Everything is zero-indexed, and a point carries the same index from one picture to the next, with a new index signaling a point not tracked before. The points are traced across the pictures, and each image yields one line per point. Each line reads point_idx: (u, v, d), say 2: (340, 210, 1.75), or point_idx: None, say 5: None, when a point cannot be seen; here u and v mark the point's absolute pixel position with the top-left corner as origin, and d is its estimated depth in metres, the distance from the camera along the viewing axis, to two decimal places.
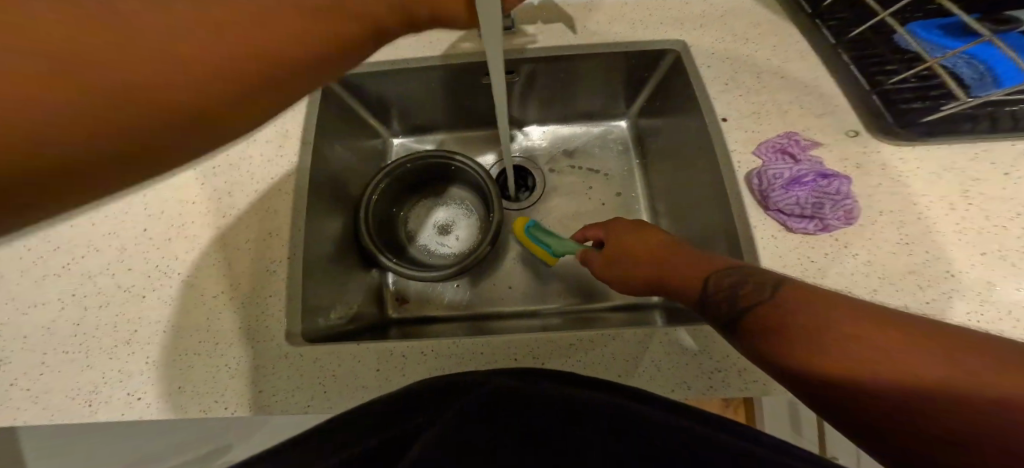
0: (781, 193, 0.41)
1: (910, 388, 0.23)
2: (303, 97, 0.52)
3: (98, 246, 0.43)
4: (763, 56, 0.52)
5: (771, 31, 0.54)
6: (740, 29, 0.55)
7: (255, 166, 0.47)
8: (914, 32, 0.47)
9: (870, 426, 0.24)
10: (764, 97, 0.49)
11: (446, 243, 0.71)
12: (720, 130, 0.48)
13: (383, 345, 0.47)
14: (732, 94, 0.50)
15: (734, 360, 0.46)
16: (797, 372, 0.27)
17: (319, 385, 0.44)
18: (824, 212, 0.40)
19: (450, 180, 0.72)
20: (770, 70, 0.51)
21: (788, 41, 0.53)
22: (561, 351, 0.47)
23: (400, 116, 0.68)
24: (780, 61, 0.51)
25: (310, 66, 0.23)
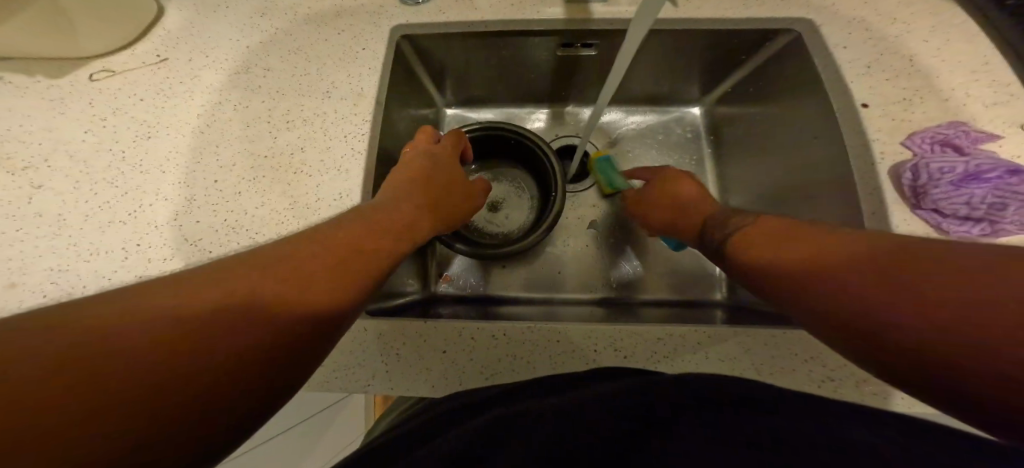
0: (951, 190, 0.37)
1: (900, 318, 0.21)
2: (379, 56, 0.48)
3: (167, 195, 0.41)
4: (919, 38, 0.46)
5: (924, 9, 0.48)
6: (884, 7, 0.48)
7: (331, 123, 0.45)
8: None
9: (908, 370, 0.22)
10: (918, 82, 0.44)
11: (495, 221, 0.68)
12: (861, 119, 0.44)
13: (450, 325, 0.42)
14: (875, 79, 0.45)
15: (852, 368, 0.40)
16: (807, 312, 0.27)
17: (383, 363, 0.41)
18: (1001, 215, 0.36)
19: (507, 156, 0.68)
20: (925, 52, 0.46)
21: (927, 23, 0.47)
22: (648, 345, 0.42)
23: (456, 84, 0.65)
24: (929, 44, 0.46)
25: (347, 255, 0.31)
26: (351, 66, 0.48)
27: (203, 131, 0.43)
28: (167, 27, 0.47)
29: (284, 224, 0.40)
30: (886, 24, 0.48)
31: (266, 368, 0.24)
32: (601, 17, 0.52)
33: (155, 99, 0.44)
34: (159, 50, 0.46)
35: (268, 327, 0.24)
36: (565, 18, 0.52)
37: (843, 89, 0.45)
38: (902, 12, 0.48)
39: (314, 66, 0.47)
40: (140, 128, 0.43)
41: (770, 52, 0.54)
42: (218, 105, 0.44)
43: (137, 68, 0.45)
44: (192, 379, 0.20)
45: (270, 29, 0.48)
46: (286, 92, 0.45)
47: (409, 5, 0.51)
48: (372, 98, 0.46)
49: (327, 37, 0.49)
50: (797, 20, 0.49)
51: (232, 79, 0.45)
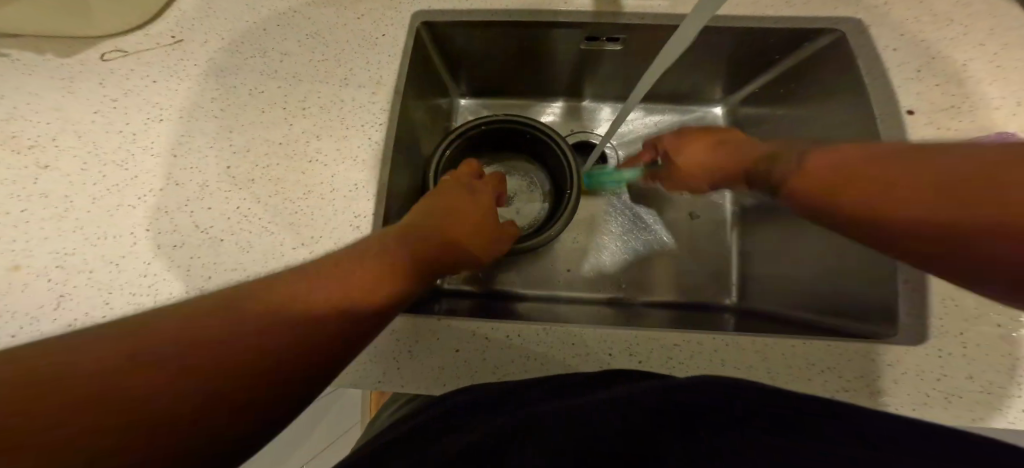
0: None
1: (951, 231, 0.22)
2: (400, 42, 0.47)
3: (179, 180, 0.39)
4: (971, 42, 0.44)
5: (980, 11, 0.45)
6: (939, 7, 0.46)
7: (347, 111, 0.43)
8: None
9: (953, 265, 0.24)
10: (969, 89, 0.42)
11: (507, 216, 0.66)
12: (906, 125, 0.42)
13: (463, 322, 0.41)
14: (925, 84, 0.43)
15: (870, 383, 0.38)
16: (850, 219, 0.28)
17: (391, 359, 0.40)
18: None
19: (523, 151, 0.67)
20: (976, 58, 0.43)
21: (984, 27, 0.45)
22: (663, 351, 0.40)
23: (471, 75, 0.63)
24: (981, 50, 0.44)
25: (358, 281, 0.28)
26: (371, 53, 0.46)
27: (216, 116, 0.42)
28: (181, 6, 0.45)
29: (297, 214, 0.39)
30: (938, 26, 0.45)
31: (253, 392, 0.21)
32: (632, 10, 0.50)
33: (167, 81, 0.42)
34: (173, 31, 0.44)
35: (261, 348, 0.22)
36: (595, 10, 0.50)
37: (886, 93, 0.43)
38: (957, 14, 0.45)
39: (332, 52, 0.46)
40: (152, 110, 0.41)
41: (809, 52, 0.51)
42: (233, 90, 0.43)
43: (150, 48, 0.43)
44: (172, 395, 0.19)
45: (287, 11, 0.47)
46: (303, 77, 0.44)
47: None
48: (392, 86, 0.45)
49: (347, 21, 0.47)
50: (840, 19, 0.47)
51: (248, 62, 0.44)
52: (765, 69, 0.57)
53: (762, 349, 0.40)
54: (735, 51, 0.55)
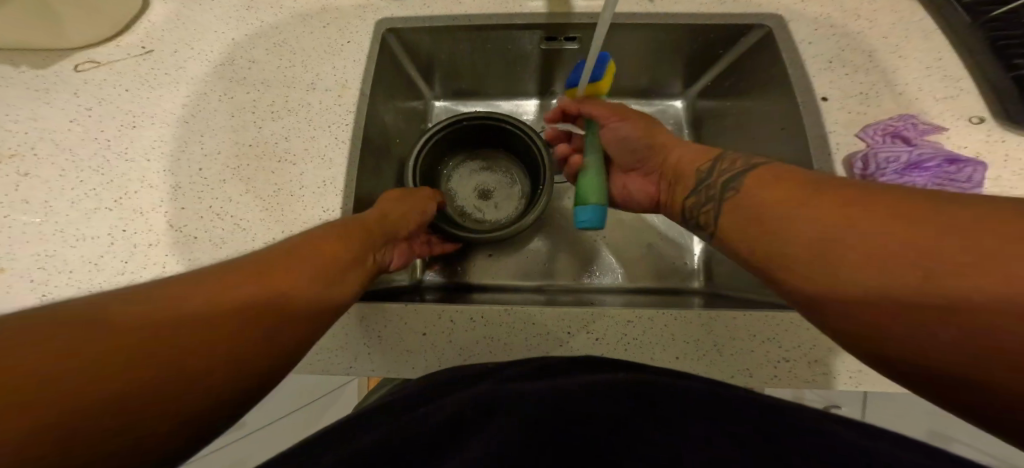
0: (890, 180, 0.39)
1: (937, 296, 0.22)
2: (363, 48, 0.49)
3: (153, 182, 0.42)
4: (877, 34, 0.49)
5: (888, 7, 0.50)
6: (849, 4, 0.51)
7: (315, 113, 0.46)
8: None
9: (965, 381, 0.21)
10: (876, 77, 0.47)
11: (484, 210, 0.68)
12: (821, 110, 0.46)
13: (431, 308, 0.44)
14: (836, 73, 0.47)
15: (804, 351, 0.41)
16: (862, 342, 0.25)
17: (362, 345, 0.42)
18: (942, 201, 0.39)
19: (500, 146, 0.68)
20: (884, 49, 0.48)
21: (890, 21, 0.49)
22: (618, 329, 0.43)
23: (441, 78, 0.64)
24: (892, 41, 0.48)
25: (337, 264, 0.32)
26: (337, 59, 0.48)
27: (189, 121, 0.44)
28: (153, 19, 0.48)
29: (268, 211, 0.41)
30: (849, 21, 0.50)
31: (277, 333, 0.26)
32: (581, 11, 0.53)
33: (139, 89, 0.45)
34: (146, 43, 0.47)
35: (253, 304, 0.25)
36: (547, 13, 0.53)
37: (807, 82, 0.47)
38: (864, 11, 0.50)
39: (298, 58, 0.48)
40: (126, 118, 0.44)
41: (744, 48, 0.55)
42: (205, 96, 0.45)
43: (123, 58, 0.46)
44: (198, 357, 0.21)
45: (256, 21, 0.49)
46: (272, 83, 0.46)
47: None
48: (356, 89, 0.47)
49: (313, 30, 0.50)
50: (767, 16, 0.51)
51: (217, 71, 0.46)
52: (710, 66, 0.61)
53: (710, 324, 0.42)
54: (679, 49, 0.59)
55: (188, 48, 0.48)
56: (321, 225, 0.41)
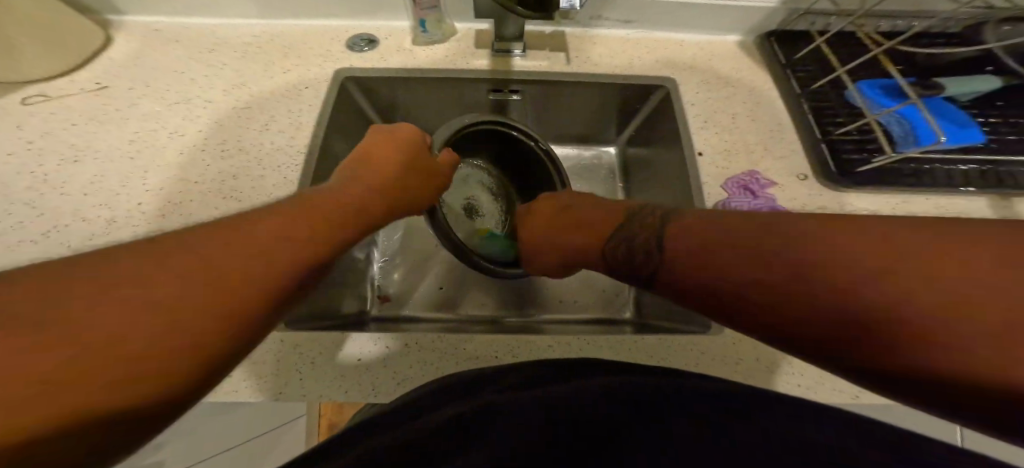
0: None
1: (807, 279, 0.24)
2: (320, 94, 0.53)
3: (86, 216, 0.41)
4: (758, 101, 0.59)
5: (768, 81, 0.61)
6: (724, 72, 0.62)
7: (266, 153, 0.48)
8: (861, 90, 0.54)
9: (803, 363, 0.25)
10: (754, 137, 0.56)
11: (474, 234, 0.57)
12: (699, 164, 0.54)
13: (369, 335, 0.46)
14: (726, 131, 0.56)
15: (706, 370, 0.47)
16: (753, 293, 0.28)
17: (295, 373, 0.43)
18: None
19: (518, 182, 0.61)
20: (763, 114, 0.58)
21: (769, 89, 0.60)
22: (544, 352, 0.47)
23: None
24: (769, 107, 0.58)
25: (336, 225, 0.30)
26: (294, 102, 0.52)
27: (135, 156, 0.45)
28: (113, 57, 0.51)
29: None
30: (737, 90, 0.60)
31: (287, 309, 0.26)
32: (521, 69, 0.60)
33: (86, 124, 0.46)
34: (99, 78, 0.49)
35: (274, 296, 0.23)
36: (490, 68, 0.60)
37: (703, 138, 0.56)
38: (749, 82, 0.61)
39: (255, 100, 0.51)
40: (67, 152, 0.44)
41: (653, 105, 0.63)
42: (154, 132, 0.47)
43: (74, 93, 0.47)
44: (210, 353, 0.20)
45: (216, 63, 0.53)
46: (226, 123, 0.49)
47: (355, 51, 0.58)
48: (310, 130, 0.50)
49: (273, 74, 0.53)
50: (664, 79, 0.61)
51: (171, 109, 0.48)
52: (633, 115, 0.68)
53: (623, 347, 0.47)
54: (604, 102, 0.66)
55: (144, 87, 0.50)
56: None
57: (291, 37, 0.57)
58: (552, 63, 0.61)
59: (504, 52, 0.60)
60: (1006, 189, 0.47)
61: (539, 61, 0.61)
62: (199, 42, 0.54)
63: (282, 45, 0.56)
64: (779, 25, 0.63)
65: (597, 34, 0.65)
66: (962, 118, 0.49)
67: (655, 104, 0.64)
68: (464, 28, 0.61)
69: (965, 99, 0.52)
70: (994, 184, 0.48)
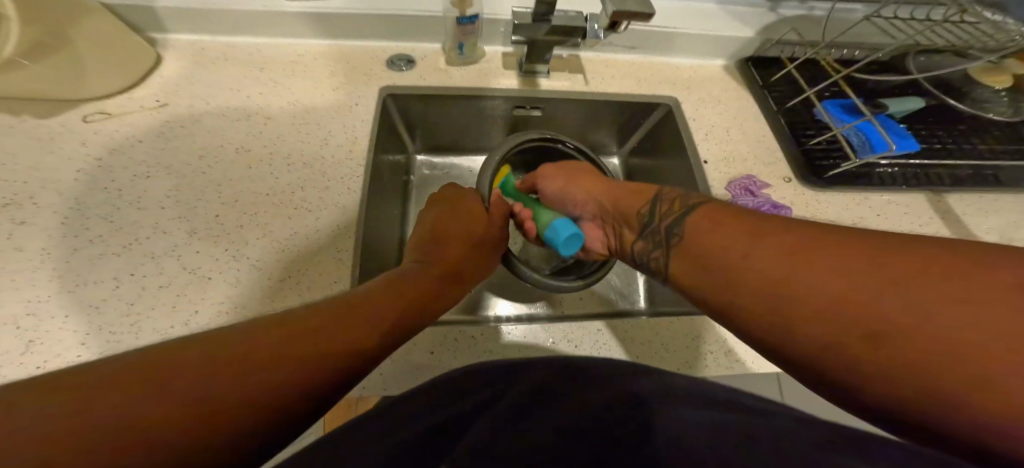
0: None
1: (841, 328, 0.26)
2: (372, 110, 0.57)
3: (166, 228, 0.44)
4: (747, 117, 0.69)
5: None
6: (716, 93, 0.69)
7: (329, 166, 0.51)
8: (826, 108, 0.62)
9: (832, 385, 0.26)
10: (747, 146, 0.63)
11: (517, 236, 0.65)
12: (705, 171, 0.61)
13: (436, 330, 0.51)
14: (726, 140, 0.64)
15: (726, 345, 0.54)
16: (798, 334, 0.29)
17: (376, 367, 0.48)
18: None
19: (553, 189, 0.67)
20: None
21: None
22: (592, 336, 0.53)
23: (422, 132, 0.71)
24: None
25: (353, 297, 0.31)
26: (347, 118, 0.55)
27: (204, 172, 0.47)
28: (164, 74, 0.52)
29: (285, 252, 0.44)
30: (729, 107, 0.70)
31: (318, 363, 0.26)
32: (547, 88, 0.67)
33: (153, 141, 0.48)
34: (158, 96, 0.50)
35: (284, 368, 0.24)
36: (519, 89, 0.66)
37: (707, 147, 0.64)
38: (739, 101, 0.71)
39: (311, 116, 0.54)
40: (138, 168, 0.46)
41: (656, 119, 0.71)
42: (219, 148, 0.49)
43: (134, 110, 0.49)
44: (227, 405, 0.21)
45: (268, 81, 0.55)
46: (287, 138, 0.51)
47: (398, 71, 0.62)
48: (366, 145, 0.54)
49: (323, 91, 0.56)
50: (662, 96, 0.69)
51: (232, 125, 0.51)
52: (635, 130, 0.75)
53: (657, 327, 0.55)
54: (614, 118, 0.73)
55: (201, 103, 0.51)
56: (335, 263, 0.44)
57: (335, 56, 0.60)
58: (572, 84, 0.68)
59: (531, 74, 0.67)
60: (937, 186, 0.58)
61: (561, 81, 0.68)
62: (248, 60, 0.56)
63: (328, 63, 0.59)
64: (755, 53, 0.70)
65: (606, 58, 0.71)
66: (903, 132, 0.58)
67: (658, 118, 0.71)
68: (493, 51, 0.67)
69: (902, 115, 0.61)
70: (937, 183, 0.58)
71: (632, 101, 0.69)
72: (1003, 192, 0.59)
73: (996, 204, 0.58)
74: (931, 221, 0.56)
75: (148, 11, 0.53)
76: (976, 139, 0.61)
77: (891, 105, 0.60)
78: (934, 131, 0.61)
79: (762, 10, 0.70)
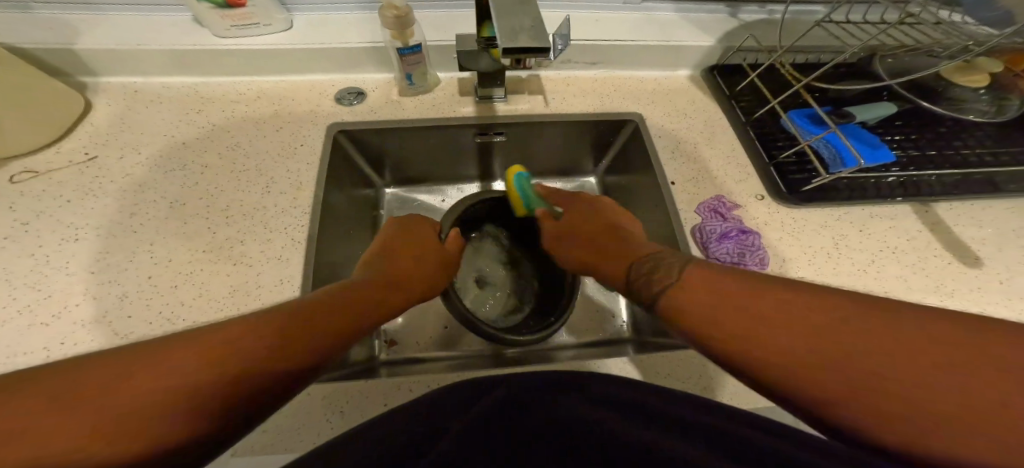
0: (715, 245, 0.50)
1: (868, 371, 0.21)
2: (316, 151, 0.55)
3: (96, 293, 0.41)
4: None
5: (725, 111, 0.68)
6: (681, 106, 0.66)
7: (270, 216, 0.49)
8: (792, 119, 0.57)
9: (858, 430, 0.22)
10: (719, 162, 0.59)
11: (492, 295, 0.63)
12: (673, 192, 0.56)
13: (393, 379, 0.45)
14: (698, 155, 0.60)
15: (701, 383, 0.48)
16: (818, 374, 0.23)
17: (325, 424, 0.42)
18: (747, 260, 0.49)
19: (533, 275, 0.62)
20: None
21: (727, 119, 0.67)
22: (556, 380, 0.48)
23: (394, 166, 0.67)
24: None
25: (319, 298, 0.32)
26: (290, 162, 0.53)
27: (136, 230, 0.45)
28: (94, 123, 0.52)
29: (223, 313, 0.42)
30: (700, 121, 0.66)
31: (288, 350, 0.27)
32: (505, 113, 0.64)
33: (82, 199, 0.46)
34: (87, 148, 0.49)
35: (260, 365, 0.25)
36: (477, 116, 0.63)
37: (676, 164, 0.59)
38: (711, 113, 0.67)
39: (252, 161, 0.52)
40: (67, 231, 0.44)
41: (625, 137, 0.67)
42: (153, 203, 0.47)
43: (63, 166, 0.48)
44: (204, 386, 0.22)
45: (206, 124, 0.54)
46: (224, 188, 0.49)
47: (347, 106, 0.60)
48: (310, 190, 0.51)
49: (265, 133, 0.55)
50: (629, 113, 0.65)
51: (165, 177, 0.49)
52: (607, 148, 0.71)
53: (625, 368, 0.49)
54: (580, 138, 0.68)
55: (132, 153, 0.50)
56: None
57: (280, 93, 0.59)
58: (530, 108, 0.65)
59: (488, 99, 0.65)
60: (923, 196, 0.53)
61: (519, 105, 0.65)
62: (184, 102, 0.55)
63: (270, 101, 0.58)
64: (719, 61, 0.68)
65: (568, 76, 0.69)
66: (875, 140, 0.53)
67: (628, 135, 0.67)
68: (448, 78, 0.65)
69: (875, 120, 0.57)
70: (923, 194, 0.54)
71: (596, 119, 0.65)
72: (998, 199, 0.54)
73: (987, 213, 0.53)
74: (917, 235, 0.52)
75: (66, 52, 0.52)
76: (959, 143, 0.57)
77: (858, 112, 0.55)
78: (909, 137, 0.58)
79: (722, 16, 0.68)
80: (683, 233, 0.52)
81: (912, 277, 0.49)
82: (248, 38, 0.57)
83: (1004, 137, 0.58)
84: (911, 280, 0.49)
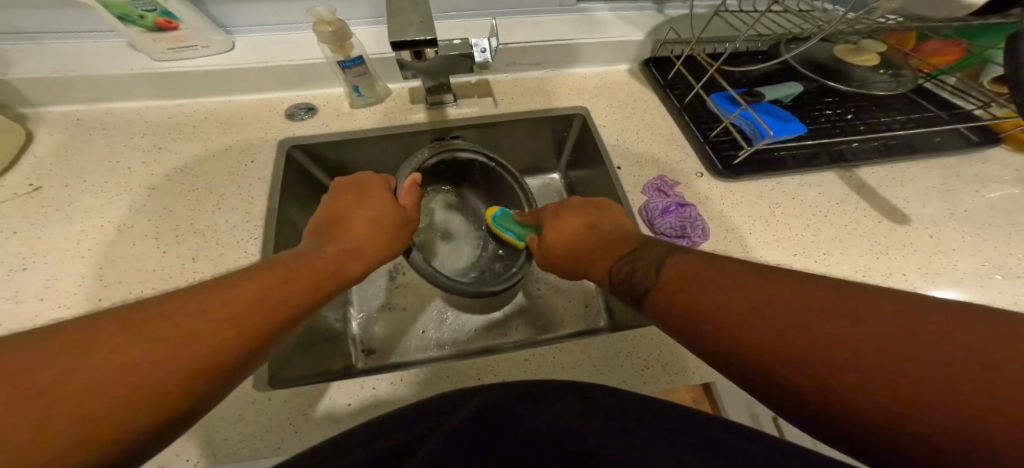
0: (659, 220, 0.52)
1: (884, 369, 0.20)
2: (267, 166, 0.56)
3: (45, 319, 0.41)
4: None
5: None
6: (623, 97, 0.69)
7: (222, 231, 0.49)
8: (713, 102, 0.60)
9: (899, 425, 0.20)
10: (662, 146, 0.62)
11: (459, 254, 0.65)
12: (620, 178, 0.59)
13: (354, 378, 0.45)
14: (643, 141, 0.63)
15: (659, 357, 0.49)
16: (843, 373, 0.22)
17: (287, 431, 0.42)
18: (689, 232, 0.51)
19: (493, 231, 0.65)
20: None
21: None
22: (518, 364, 0.48)
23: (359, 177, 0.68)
24: None
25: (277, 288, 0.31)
26: (242, 178, 0.54)
27: (85, 255, 0.46)
28: (36, 155, 0.52)
29: None
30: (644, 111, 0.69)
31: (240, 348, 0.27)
32: (456, 116, 0.66)
33: (28, 229, 0.46)
34: (31, 179, 0.50)
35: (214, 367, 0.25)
36: (428, 121, 0.65)
37: (621, 152, 0.62)
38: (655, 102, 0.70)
39: (202, 181, 0.53)
40: (14, 261, 0.44)
41: (576, 130, 0.70)
42: (102, 228, 0.48)
43: (7, 198, 0.48)
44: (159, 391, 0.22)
45: (154, 148, 0.55)
46: (173, 208, 0.50)
47: (298, 121, 0.61)
48: (262, 203, 0.52)
49: (215, 152, 0.56)
50: (575, 107, 0.68)
51: (114, 202, 0.50)
52: (562, 144, 0.73)
53: (585, 348, 0.49)
54: (533, 134, 0.70)
55: (78, 181, 0.51)
56: None
57: (230, 114, 0.60)
58: (481, 110, 0.67)
59: (439, 105, 0.66)
60: (844, 163, 0.57)
61: (469, 107, 0.67)
62: (131, 128, 0.56)
63: (219, 121, 0.59)
64: (652, 54, 0.71)
65: (516, 78, 0.71)
66: (786, 115, 0.55)
67: (578, 129, 0.70)
68: (397, 88, 0.67)
69: (790, 98, 0.60)
70: (848, 161, 0.57)
71: (545, 115, 0.67)
72: (915, 160, 0.58)
73: (907, 173, 0.57)
74: (846, 197, 0.55)
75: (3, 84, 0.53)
76: (874, 113, 0.61)
77: (766, 92, 0.58)
78: (831, 110, 0.62)
79: (651, 12, 0.72)
80: (631, 213, 0.54)
81: (843, 237, 0.52)
82: (187, 60, 0.58)
83: (912, 104, 0.62)
84: (841, 240, 0.52)
